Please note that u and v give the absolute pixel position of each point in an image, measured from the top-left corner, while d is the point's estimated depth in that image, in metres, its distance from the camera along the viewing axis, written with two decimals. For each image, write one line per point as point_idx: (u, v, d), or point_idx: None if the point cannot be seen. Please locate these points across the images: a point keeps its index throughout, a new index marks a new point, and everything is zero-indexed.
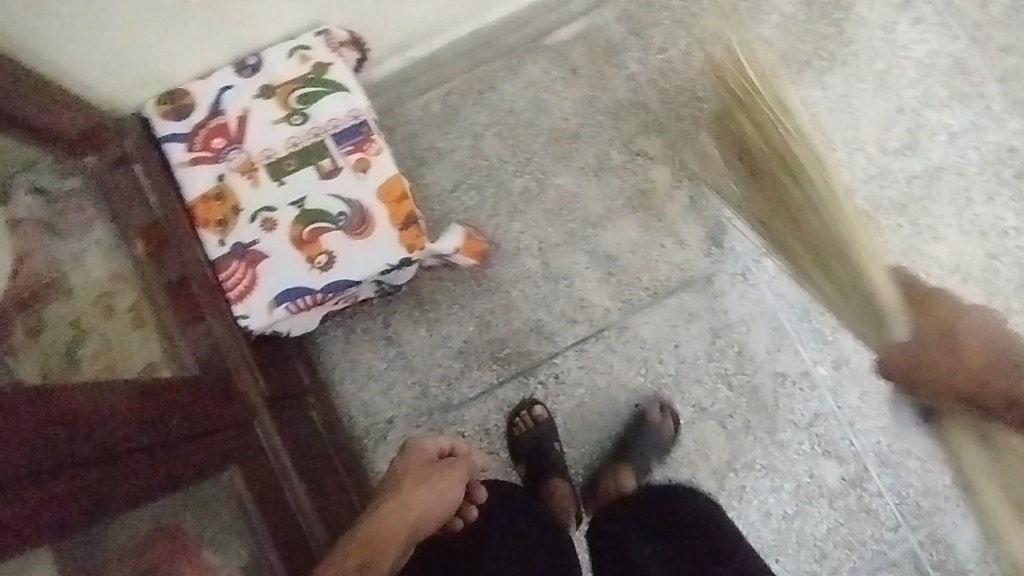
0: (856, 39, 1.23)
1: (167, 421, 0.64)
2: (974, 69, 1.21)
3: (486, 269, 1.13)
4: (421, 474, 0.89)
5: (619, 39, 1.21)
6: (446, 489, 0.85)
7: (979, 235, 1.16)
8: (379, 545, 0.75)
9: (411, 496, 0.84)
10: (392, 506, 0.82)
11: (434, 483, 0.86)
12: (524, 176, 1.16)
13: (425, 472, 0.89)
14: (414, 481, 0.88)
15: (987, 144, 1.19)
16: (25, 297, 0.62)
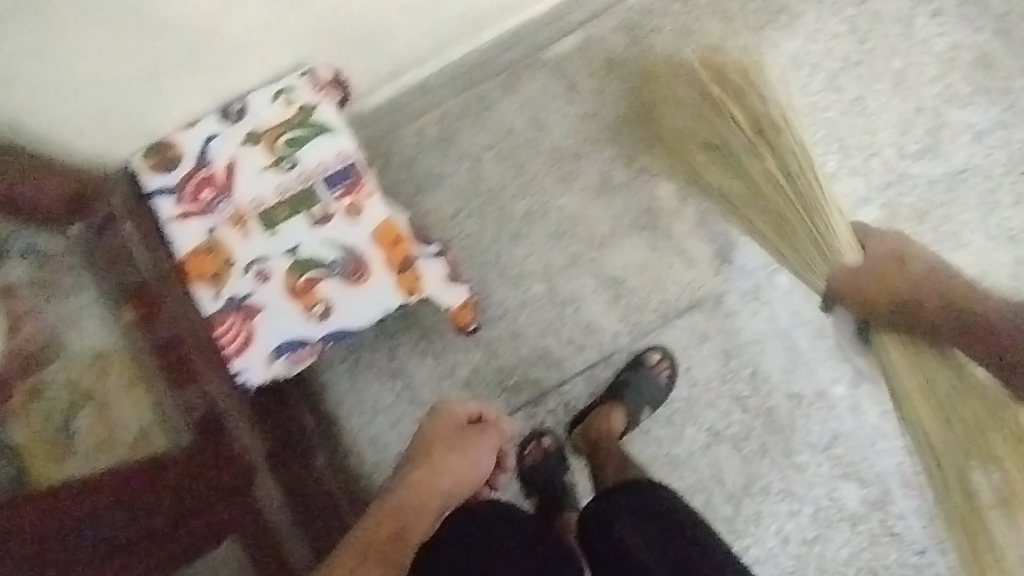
0: (870, 36, 1.16)
1: (153, 506, 0.66)
2: (1000, 62, 1.14)
3: (490, 296, 1.11)
4: (452, 439, 0.94)
5: (619, 50, 1.17)
6: (479, 457, 0.91)
7: (1007, 241, 1.10)
8: (413, 511, 0.83)
9: (445, 466, 0.89)
10: (423, 471, 0.88)
11: (468, 453, 0.91)
12: (527, 200, 1.14)
13: (455, 439, 0.93)
14: (442, 450, 0.92)
15: (1014, 142, 1.12)
16: (25, 360, 0.66)
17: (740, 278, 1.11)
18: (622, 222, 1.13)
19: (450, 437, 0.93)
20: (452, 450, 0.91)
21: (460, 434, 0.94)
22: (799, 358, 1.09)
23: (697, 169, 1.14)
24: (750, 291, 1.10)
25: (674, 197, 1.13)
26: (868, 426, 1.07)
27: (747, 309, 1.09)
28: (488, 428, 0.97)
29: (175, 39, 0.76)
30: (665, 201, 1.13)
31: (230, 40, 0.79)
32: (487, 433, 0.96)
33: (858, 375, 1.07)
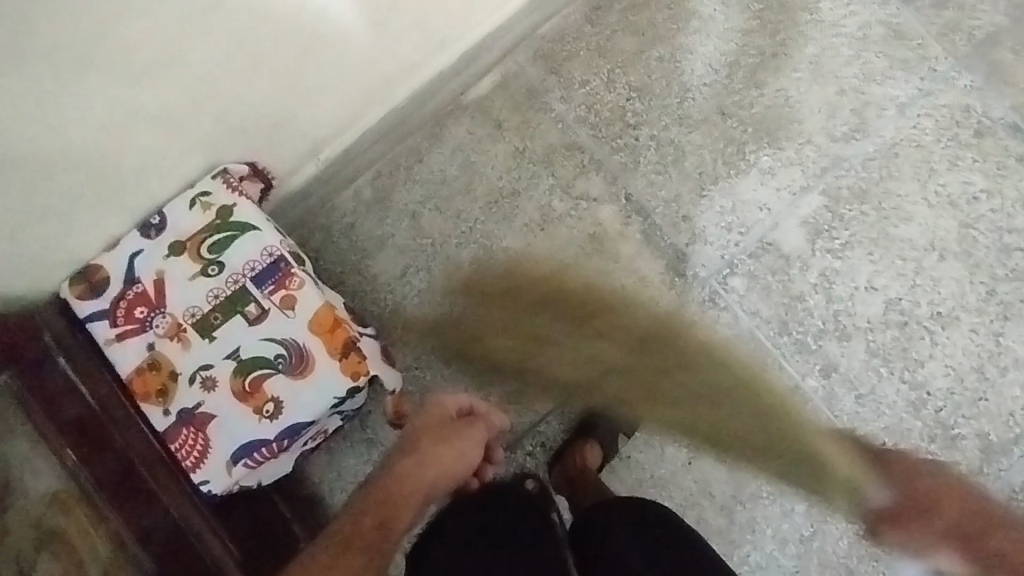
0: (782, 27, 1.17)
1: None
2: (910, 32, 1.15)
3: (451, 348, 1.12)
4: (440, 430, 0.93)
5: (539, 82, 1.17)
6: (466, 449, 0.91)
7: (949, 206, 1.11)
8: (400, 501, 0.86)
9: (435, 453, 0.90)
10: (413, 463, 0.89)
11: (454, 446, 0.91)
12: (472, 247, 1.14)
13: (442, 430, 0.93)
14: (435, 438, 0.92)
15: (938, 108, 1.13)
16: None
17: (695, 288, 1.11)
18: (569, 253, 1.13)
19: (440, 427, 0.93)
20: (439, 443, 0.91)
21: (447, 428, 0.93)
22: (767, 358, 1.09)
23: (634, 188, 1.14)
24: (708, 299, 1.10)
25: (616, 219, 1.13)
26: (845, 414, 1.07)
27: (706, 319, 1.10)
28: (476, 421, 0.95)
29: (71, 173, 0.76)
30: (607, 226, 1.13)
31: (129, 163, 0.81)
32: (474, 430, 0.94)
33: (827, 365, 1.08)
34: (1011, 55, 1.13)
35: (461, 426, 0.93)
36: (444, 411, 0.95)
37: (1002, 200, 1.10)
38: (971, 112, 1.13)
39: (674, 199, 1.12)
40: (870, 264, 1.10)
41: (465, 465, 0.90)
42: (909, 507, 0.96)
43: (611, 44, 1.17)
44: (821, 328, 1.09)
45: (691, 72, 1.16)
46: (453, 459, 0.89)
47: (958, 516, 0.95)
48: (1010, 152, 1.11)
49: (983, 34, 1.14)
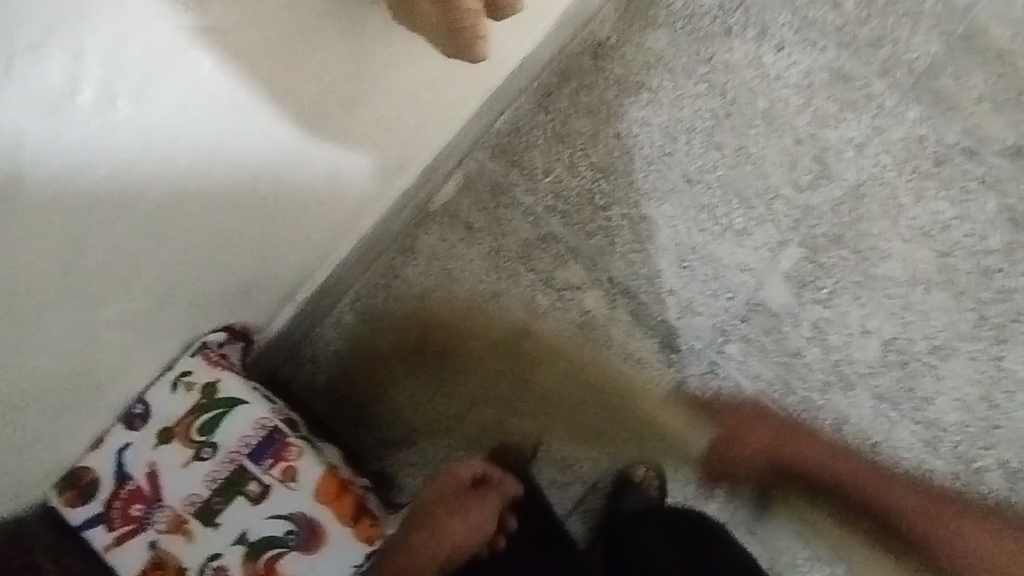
0: (728, 86, 1.17)
1: None
2: (853, 73, 1.16)
3: None
4: (454, 501, 0.97)
5: (501, 178, 1.16)
6: (481, 519, 0.97)
7: (924, 237, 1.11)
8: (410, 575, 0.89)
9: (450, 527, 0.95)
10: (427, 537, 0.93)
11: (474, 514, 0.97)
12: (465, 357, 1.12)
13: (452, 504, 0.97)
14: (446, 508, 0.96)
15: (895, 143, 1.14)
16: None
17: (693, 362, 1.09)
18: (560, 347, 1.12)
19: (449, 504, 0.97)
20: (452, 516, 0.96)
21: (461, 501, 0.97)
22: (774, 422, 1.09)
23: (614, 269, 1.13)
24: (707, 371, 1.09)
25: (603, 305, 1.12)
26: (863, 465, 1.07)
27: (710, 392, 1.09)
28: (490, 489, 1.00)
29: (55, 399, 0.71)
30: (594, 313, 1.12)
31: (111, 366, 0.75)
32: (489, 496, 1.00)
33: (837, 419, 1.08)
34: (952, 80, 1.14)
35: (476, 494, 0.99)
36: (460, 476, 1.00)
37: (972, 225, 1.11)
38: (926, 142, 1.14)
39: (657, 274, 1.12)
40: (860, 309, 1.10)
41: (480, 531, 0.97)
42: (727, 441, 1.08)
43: (564, 129, 1.17)
44: (824, 381, 1.08)
45: (647, 144, 1.16)
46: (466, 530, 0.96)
47: (823, 460, 1.08)
48: (970, 176, 1.12)
49: (923, 64, 1.15)
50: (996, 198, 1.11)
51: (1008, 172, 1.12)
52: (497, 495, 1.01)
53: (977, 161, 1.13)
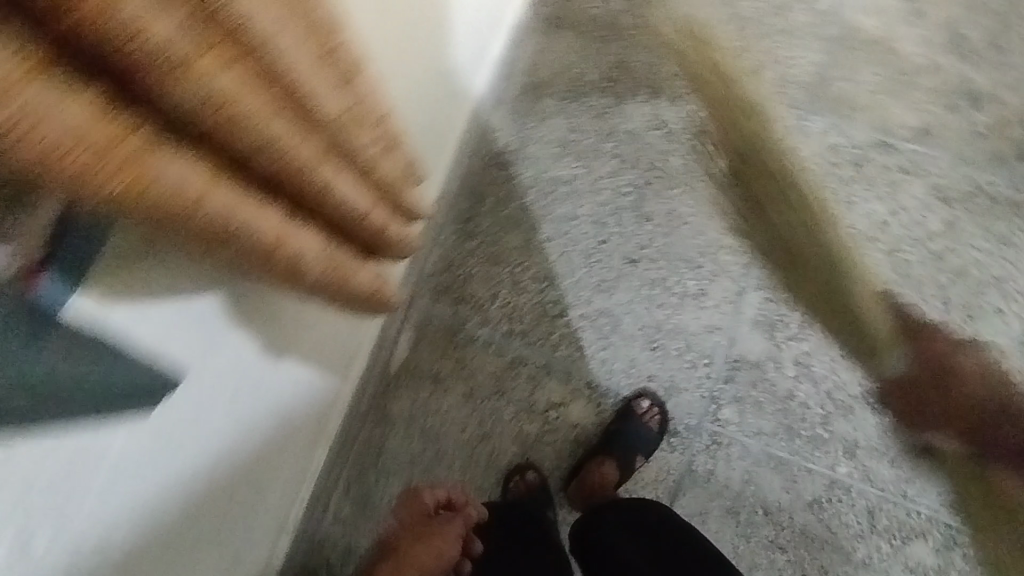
0: (638, 154, 1.17)
1: None
2: (750, 102, 1.16)
3: None
4: (419, 530, 0.92)
5: (451, 317, 1.14)
6: (445, 548, 0.88)
7: (868, 240, 1.12)
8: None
9: (410, 555, 0.89)
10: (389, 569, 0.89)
11: (428, 545, 0.90)
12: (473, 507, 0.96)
13: (420, 528, 0.92)
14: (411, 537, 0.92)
15: (811, 158, 1.14)
16: None
17: (694, 439, 1.09)
18: (563, 470, 1.11)
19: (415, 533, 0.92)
20: (421, 538, 0.91)
21: (425, 529, 0.91)
22: (791, 469, 1.08)
23: (588, 372, 1.12)
24: (710, 444, 1.09)
25: (589, 413, 1.12)
26: (890, 484, 1.06)
27: (719, 463, 1.08)
28: (455, 516, 0.94)
29: None
30: (584, 425, 1.12)
31: None
32: (452, 522, 0.92)
33: (849, 447, 1.07)
34: (843, 82, 1.15)
35: (436, 525, 0.92)
36: (424, 501, 0.95)
37: (907, 215, 1.12)
38: (840, 148, 1.14)
39: (631, 364, 1.12)
40: (834, 330, 1.10)
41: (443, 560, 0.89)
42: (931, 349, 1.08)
43: (496, 250, 1.15)
44: (823, 414, 1.08)
45: (580, 237, 1.15)
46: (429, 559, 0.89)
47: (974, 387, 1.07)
48: (890, 169, 1.13)
49: (811, 75, 1.16)
50: (920, 182, 1.12)
51: (923, 155, 1.13)
52: (459, 519, 0.92)
53: (892, 151, 1.13)
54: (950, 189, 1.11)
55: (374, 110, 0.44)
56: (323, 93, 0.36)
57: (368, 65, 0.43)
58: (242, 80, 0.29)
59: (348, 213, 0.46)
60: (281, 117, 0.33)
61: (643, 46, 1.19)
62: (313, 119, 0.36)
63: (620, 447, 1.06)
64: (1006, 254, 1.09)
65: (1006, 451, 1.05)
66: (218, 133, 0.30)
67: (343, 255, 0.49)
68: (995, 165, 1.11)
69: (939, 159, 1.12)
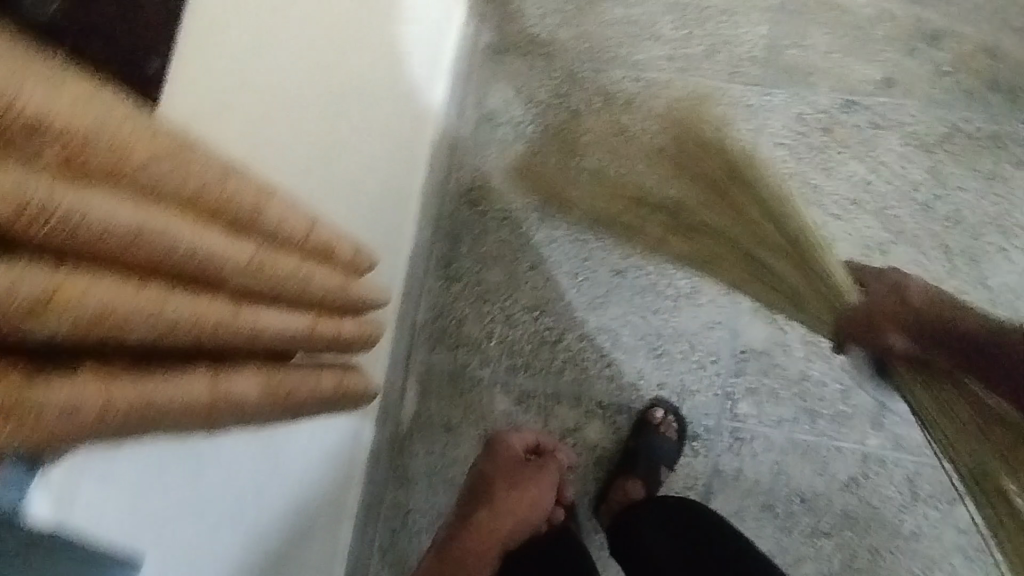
0: (604, 163, 1.15)
1: None
2: (707, 89, 1.14)
3: None
4: (513, 474, 1.02)
5: (451, 363, 1.14)
6: (539, 495, 1.00)
7: (854, 204, 1.09)
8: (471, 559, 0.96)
9: (505, 500, 1.00)
10: (486, 511, 1.00)
11: (528, 490, 1.01)
12: (569, 450, 1.10)
13: (518, 475, 1.02)
14: (506, 479, 1.02)
15: (779, 132, 1.12)
16: None
17: (716, 439, 1.08)
18: (591, 492, 1.11)
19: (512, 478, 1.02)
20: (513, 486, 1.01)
21: (521, 473, 1.02)
22: (819, 451, 1.06)
23: (598, 391, 1.11)
24: (734, 441, 1.07)
25: (606, 432, 1.11)
26: (923, 446, 1.03)
27: (745, 458, 1.07)
28: (547, 462, 1.04)
29: None
30: (603, 445, 1.11)
31: None
32: (548, 467, 1.04)
33: (874, 417, 1.05)
34: (797, 51, 1.13)
35: (532, 468, 1.02)
36: (514, 447, 1.04)
37: (888, 170, 1.09)
38: (806, 116, 1.12)
39: (639, 375, 1.10)
40: None
41: (540, 508, 1.00)
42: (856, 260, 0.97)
43: (484, 287, 1.15)
44: (841, 389, 1.06)
45: (564, 258, 1.14)
46: (535, 502, 1.00)
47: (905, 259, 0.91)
48: (861, 128, 1.10)
49: (763, 49, 1.13)
50: (895, 134, 1.09)
51: (892, 106, 1.10)
52: (554, 464, 1.05)
53: (859, 109, 1.11)
54: (926, 136, 1.08)
55: (291, 232, 0.45)
56: (216, 247, 0.36)
57: (276, 196, 0.44)
58: (113, 283, 0.30)
59: (297, 335, 0.47)
60: (175, 294, 0.34)
61: (588, 54, 1.17)
62: (214, 272, 0.37)
63: (642, 463, 1.05)
64: (996, 191, 1.06)
65: None
66: (108, 343, 0.31)
67: (302, 381, 0.50)
68: (966, 102, 1.08)
69: (910, 107, 1.09)
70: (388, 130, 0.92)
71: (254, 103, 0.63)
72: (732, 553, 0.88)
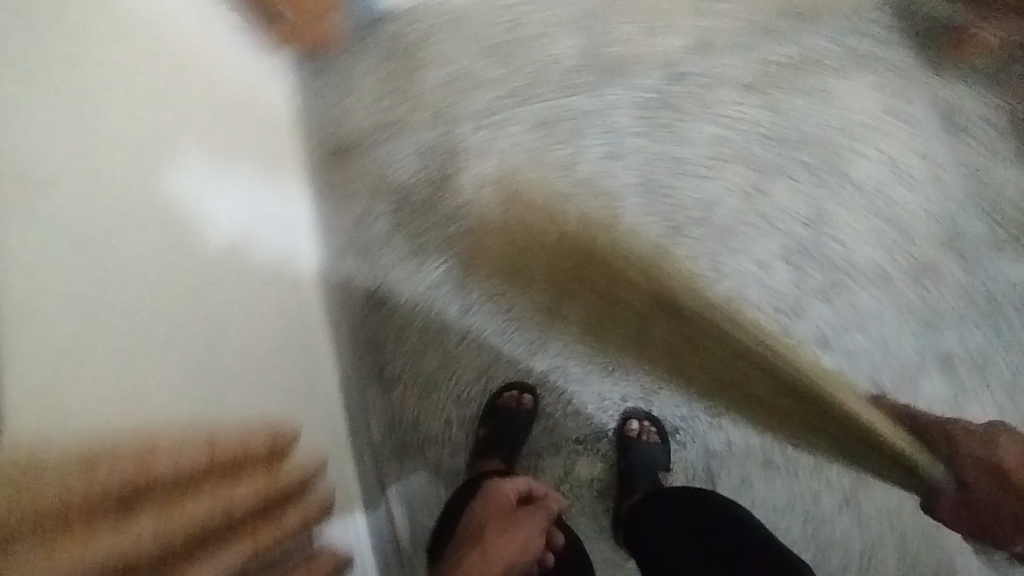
0: (485, 217, 1.15)
1: None
2: (549, 111, 1.16)
3: None
4: (501, 523, 0.89)
5: (426, 465, 1.12)
6: (530, 537, 0.87)
7: (721, 161, 1.14)
8: None
9: (497, 543, 0.84)
10: (475, 560, 0.81)
11: (516, 536, 0.87)
12: (571, 496, 1.12)
13: (505, 523, 0.90)
14: (495, 527, 0.89)
15: (629, 124, 1.15)
16: None
17: (696, 424, 1.12)
18: (606, 525, 1.12)
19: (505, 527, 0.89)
20: (503, 533, 0.86)
21: (508, 522, 0.89)
22: (788, 393, 1.09)
23: (572, 429, 1.13)
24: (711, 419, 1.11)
25: (595, 462, 1.13)
26: (872, 349, 1.09)
27: (728, 430, 1.11)
28: (536, 510, 0.96)
29: None
30: (597, 475, 1.13)
31: None
32: (535, 516, 0.94)
33: (820, 342, 1.09)
34: (615, 45, 1.16)
35: (524, 513, 0.93)
36: (506, 494, 0.97)
37: (736, 119, 1.14)
38: (647, 100, 1.15)
39: (602, 397, 1.12)
40: (744, 254, 1.12)
41: (532, 552, 0.86)
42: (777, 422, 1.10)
43: (425, 379, 1.12)
44: (782, 330, 1.10)
45: (487, 321, 1.13)
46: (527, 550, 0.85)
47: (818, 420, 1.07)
48: (696, 92, 1.15)
49: (584, 55, 1.16)
50: (729, 85, 1.14)
51: (713, 64, 1.15)
52: (546, 512, 0.97)
53: (687, 75, 1.15)
54: (753, 78, 1.14)
55: (225, 462, 0.65)
56: (132, 538, 0.52)
57: (154, 458, 0.57)
58: None
59: (230, 567, 0.61)
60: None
61: (429, 122, 1.16)
62: (142, 558, 0.52)
63: (644, 479, 1.06)
64: (833, 102, 1.13)
65: (939, 261, 1.09)
66: None
67: None
68: (774, 35, 1.14)
69: (731, 57, 1.15)
70: (277, 297, 0.95)
71: (133, 309, 0.65)
72: (747, 544, 0.81)
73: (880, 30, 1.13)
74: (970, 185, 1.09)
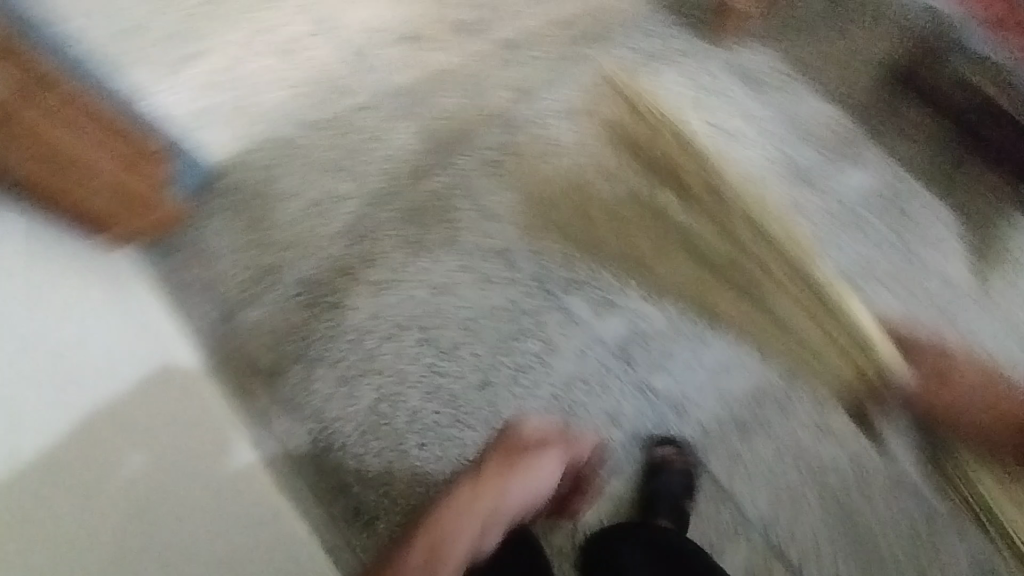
0: (394, 318, 1.14)
1: None
2: (410, 200, 1.19)
3: None
4: (516, 451, 1.02)
5: None
6: (541, 471, 0.99)
7: (582, 181, 1.19)
8: (439, 554, 0.90)
9: (495, 476, 0.99)
10: (468, 491, 0.98)
11: (528, 467, 0.99)
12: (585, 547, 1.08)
13: (512, 455, 1.01)
14: (507, 459, 1.01)
15: (487, 184, 1.20)
16: None
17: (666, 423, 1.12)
18: None
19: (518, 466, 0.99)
20: (507, 456, 1.01)
21: (525, 448, 1.02)
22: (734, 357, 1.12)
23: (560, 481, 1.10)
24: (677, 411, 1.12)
25: (597, 503, 1.10)
26: None
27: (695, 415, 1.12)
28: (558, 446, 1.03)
29: None
30: (607, 515, 1.10)
31: None
32: (560, 449, 1.03)
33: None
34: (442, 123, 1.22)
35: (537, 443, 1.02)
36: (529, 431, 1.05)
37: (578, 142, 1.21)
38: (493, 157, 1.21)
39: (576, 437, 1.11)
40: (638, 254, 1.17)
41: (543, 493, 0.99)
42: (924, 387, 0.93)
43: (403, 500, 1.08)
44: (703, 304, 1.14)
45: (438, 414, 1.11)
46: (525, 488, 0.97)
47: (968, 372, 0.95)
48: (535, 132, 1.22)
49: (420, 141, 1.21)
50: (558, 118, 1.23)
51: (539, 105, 1.23)
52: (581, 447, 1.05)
53: (522, 121, 1.22)
54: (578, 103, 1.23)
55: None
56: None
57: None
58: None
59: None
60: None
61: (300, 255, 1.15)
62: None
63: (663, 503, 1.06)
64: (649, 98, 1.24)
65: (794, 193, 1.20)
66: None
67: None
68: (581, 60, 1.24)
69: (549, 94, 1.23)
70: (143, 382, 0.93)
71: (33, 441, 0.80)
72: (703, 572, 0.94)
73: (663, 28, 1.26)
74: (791, 124, 1.22)
